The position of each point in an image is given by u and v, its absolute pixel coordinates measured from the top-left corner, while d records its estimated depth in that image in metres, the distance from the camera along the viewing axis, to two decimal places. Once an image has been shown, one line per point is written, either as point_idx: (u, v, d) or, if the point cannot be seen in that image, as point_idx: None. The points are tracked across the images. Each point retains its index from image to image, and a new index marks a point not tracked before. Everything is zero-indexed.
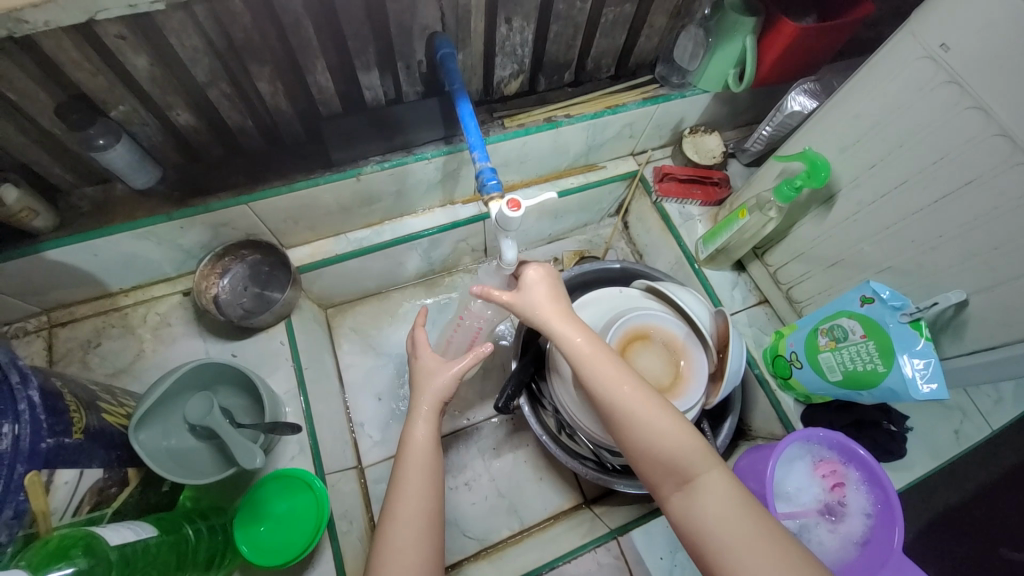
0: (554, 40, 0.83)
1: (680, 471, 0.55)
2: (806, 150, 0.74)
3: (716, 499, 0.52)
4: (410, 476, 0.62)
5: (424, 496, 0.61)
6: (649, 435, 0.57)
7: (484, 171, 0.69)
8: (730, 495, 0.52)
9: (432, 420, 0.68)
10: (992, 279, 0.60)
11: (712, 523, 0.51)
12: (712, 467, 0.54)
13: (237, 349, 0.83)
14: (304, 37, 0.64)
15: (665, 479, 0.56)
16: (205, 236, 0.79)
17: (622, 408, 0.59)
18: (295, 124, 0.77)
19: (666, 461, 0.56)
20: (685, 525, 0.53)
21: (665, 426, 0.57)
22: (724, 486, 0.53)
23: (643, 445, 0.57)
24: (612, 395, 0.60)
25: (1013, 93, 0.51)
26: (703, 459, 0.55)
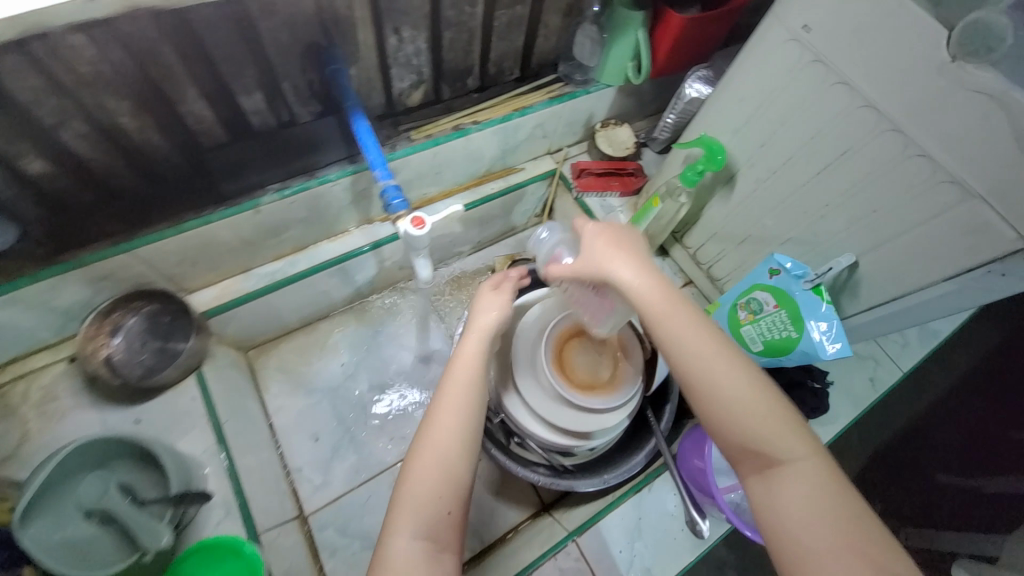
0: (450, 48, 0.81)
1: (766, 450, 0.50)
2: (702, 136, 0.77)
3: (802, 483, 0.48)
4: (454, 388, 0.59)
5: (465, 413, 0.58)
6: (738, 417, 0.51)
7: (388, 189, 0.65)
8: (817, 494, 0.47)
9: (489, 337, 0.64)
10: (874, 239, 0.63)
11: (794, 509, 0.47)
12: (804, 457, 0.49)
13: (141, 413, 0.74)
14: (166, 64, 0.59)
15: (744, 454, 0.51)
16: (85, 294, 0.71)
17: (703, 377, 0.52)
18: (176, 159, 0.70)
19: (751, 436, 0.50)
20: (758, 503, 0.49)
21: (753, 401, 0.51)
22: (816, 478, 0.48)
23: (721, 413, 0.51)
24: (695, 359, 0.52)
25: (870, 67, 0.55)
26: (794, 445, 0.49)
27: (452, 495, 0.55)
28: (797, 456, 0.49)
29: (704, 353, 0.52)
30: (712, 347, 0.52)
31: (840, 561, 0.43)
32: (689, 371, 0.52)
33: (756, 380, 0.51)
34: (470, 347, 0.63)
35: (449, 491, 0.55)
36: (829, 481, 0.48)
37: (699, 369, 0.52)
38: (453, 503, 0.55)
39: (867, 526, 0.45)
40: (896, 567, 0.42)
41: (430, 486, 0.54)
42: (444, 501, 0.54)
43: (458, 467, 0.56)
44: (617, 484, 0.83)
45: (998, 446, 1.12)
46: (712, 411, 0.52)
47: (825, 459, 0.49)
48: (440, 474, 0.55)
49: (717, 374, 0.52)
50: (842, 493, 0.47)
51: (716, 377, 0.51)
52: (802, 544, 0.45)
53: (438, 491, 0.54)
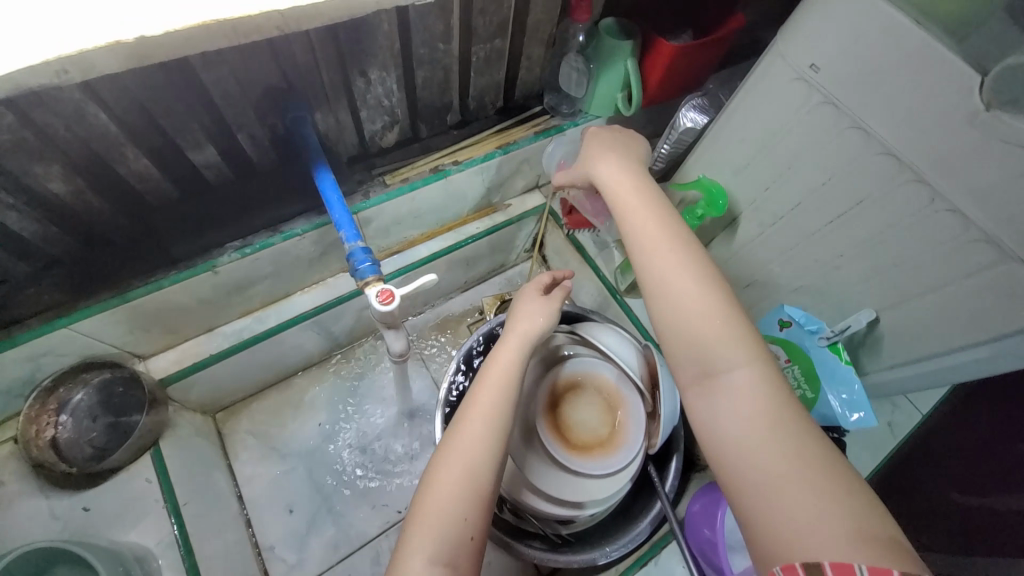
0: (425, 86, 0.75)
1: (712, 356, 0.49)
2: (701, 178, 0.72)
3: (749, 400, 0.46)
4: (483, 387, 0.57)
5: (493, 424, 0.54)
6: (692, 321, 0.50)
7: (355, 253, 0.59)
8: (767, 410, 0.45)
9: (523, 343, 0.63)
10: (897, 296, 0.57)
11: (741, 430, 0.45)
12: (749, 365, 0.47)
13: (90, 501, 0.66)
14: (98, 123, 0.52)
15: (691, 371, 0.50)
16: (23, 372, 0.63)
17: (691, 308, 0.51)
18: (124, 221, 0.63)
19: (704, 352, 0.49)
20: (705, 427, 0.48)
21: (718, 319, 0.50)
22: (760, 388, 0.46)
23: (680, 334, 0.51)
24: (673, 287, 0.52)
25: (889, 112, 0.49)
26: (740, 354, 0.48)
27: (470, 502, 0.50)
28: (738, 364, 0.47)
29: (684, 279, 0.52)
30: (734, 312, 0.51)
31: (796, 488, 0.40)
32: (669, 292, 0.52)
33: (719, 300, 0.51)
34: (507, 356, 0.61)
35: (468, 499, 0.50)
36: (780, 396, 0.46)
37: (657, 283, 0.53)
38: (477, 525, 0.49)
39: (833, 463, 0.41)
40: (866, 522, 0.38)
41: (451, 492, 0.49)
42: (469, 523, 0.49)
43: (480, 482, 0.51)
44: (620, 557, 0.76)
45: None
46: (671, 333, 0.52)
47: (771, 374, 0.47)
48: (459, 486, 0.50)
49: (679, 292, 0.52)
50: (790, 414, 0.45)
51: (704, 309, 0.50)
52: (755, 475, 0.42)
53: (461, 507, 0.49)
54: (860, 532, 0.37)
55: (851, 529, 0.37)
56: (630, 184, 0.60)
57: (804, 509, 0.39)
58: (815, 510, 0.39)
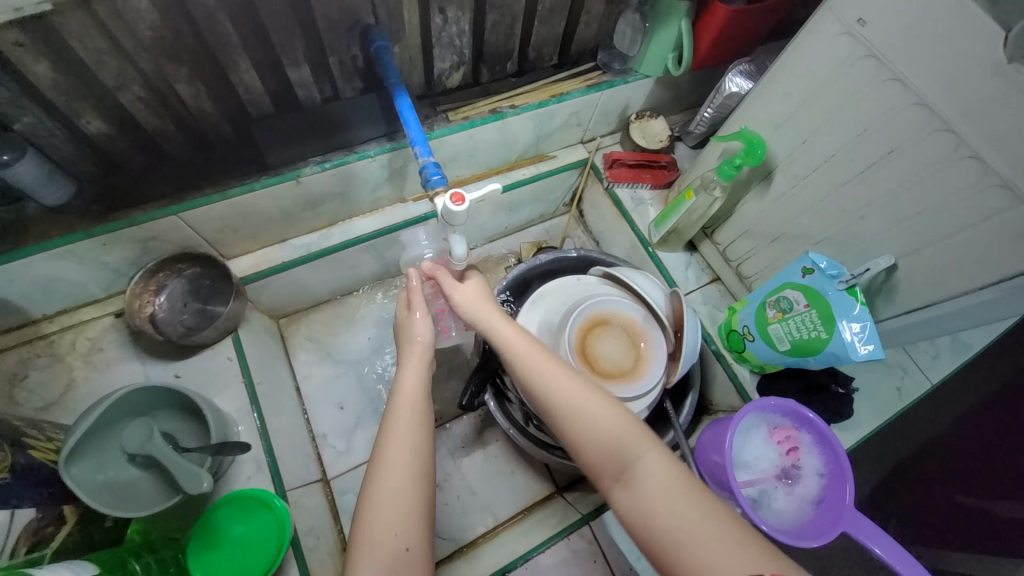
0: (492, 30, 0.81)
1: (616, 450, 0.55)
2: (743, 130, 0.77)
3: (656, 487, 0.52)
4: (393, 442, 0.57)
5: (413, 446, 0.57)
6: (591, 424, 0.57)
7: (427, 166, 0.67)
8: (671, 483, 0.52)
9: (424, 364, 0.66)
10: (916, 243, 0.62)
11: (659, 514, 0.50)
12: (647, 452, 0.55)
13: (180, 369, 0.78)
14: (222, 33, 0.60)
15: (607, 468, 0.55)
16: (134, 252, 0.74)
17: (572, 408, 0.58)
18: (225, 128, 0.73)
19: (609, 452, 0.55)
20: (633, 518, 0.52)
21: (605, 418, 0.57)
22: (659, 471, 0.53)
23: (588, 437, 0.57)
24: (564, 396, 0.59)
25: (926, 65, 0.53)
26: (637, 444, 0.55)
27: (408, 526, 0.54)
28: (642, 454, 0.54)
29: (564, 385, 0.60)
30: (604, 403, 0.58)
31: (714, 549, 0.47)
32: (558, 399, 0.59)
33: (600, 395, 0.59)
34: (410, 374, 0.64)
35: (405, 518, 0.54)
36: (676, 477, 0.53)
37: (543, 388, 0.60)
38: (411, 538, 0.53)
39: (737, 525, 0.48)
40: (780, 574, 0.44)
41: (385, 521, 0.53)
42: (400, 536, 0.53)
43: (412, 496, 0.55)
44: None
45: None
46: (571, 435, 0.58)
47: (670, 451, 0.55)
48: (395, 508, 0.54)
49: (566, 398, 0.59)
50: (685, 478, 0.53)
51: (580, 406, 0.58)
52: (681, 550, 0.48)
53: (392, 527, 0.53)
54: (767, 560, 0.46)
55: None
56: (483, 300, 0.69)
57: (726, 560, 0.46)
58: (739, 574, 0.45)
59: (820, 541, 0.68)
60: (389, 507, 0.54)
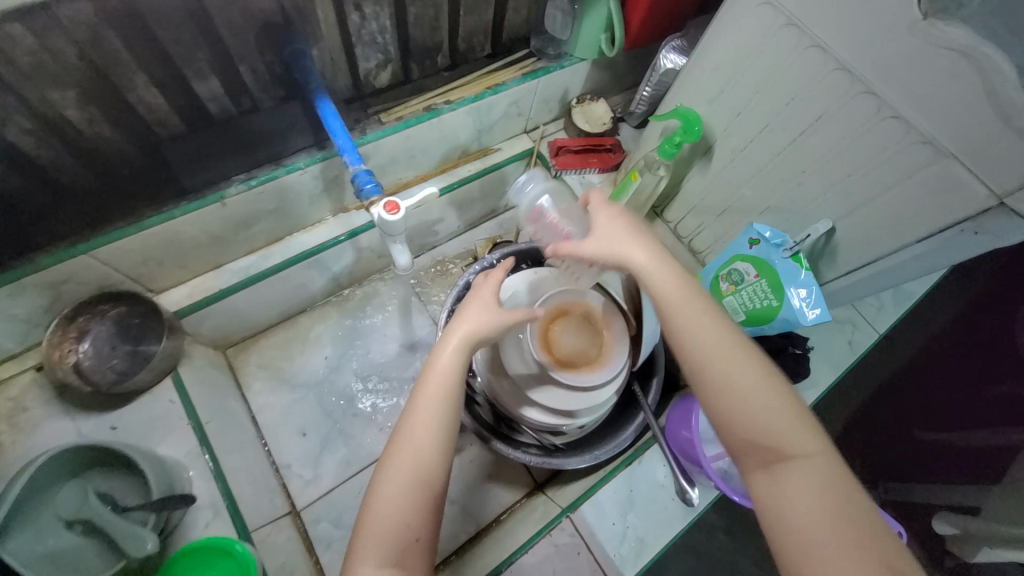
0: (416, 24, 0.77)
1: (777, 442, 0.48)
2: (678, 108, 0.76)
3: (817, 484, 0.46)
4: (426, 407, 0.55)
5: (442, 427, 0.54)
6: (761, 415, 0.49)
7: (360, 174, 0.63)
8: (825, 485, 0.46)
9: (461, 349, 0.58)
10: (851, 204, 0.64)
11: (802, 504, 0.46)
12: (815, 455, 0.48)
13: (117, 419, 0.72)
14: (109, 49, 0.54)
15: (753, 452, 0.49)
16: (45, 299, 0.67)
17: (739, 388, 0.50)
18: (134, 154, 0.66)
19: (766, 438, 0.49)
20: (766, 501, 0.48)
21: (776, 405, 0.49)
22: (821, 475, 0.47)
23: (744, 423, 0.49)
24: (728, 373, 0.50)
25: (844, 29, 0.54)
26: (811, 441, 0.48)
27: (420, 516, 0.52)
28: (802, 451, 0.48)
29: (728, 360, 0.51)
30: (777, 391, 0.50)
31: (847, 551, 0.43)
32: (717, 374, 0.50)
33: (760, 366, 0.51)
34: (447, 358, 0.58)
35: (414, 511, 0.52)
36: (840, 481, 0.47)
37: (706, 355, 0.51)
38: (421, 529, 0.52)
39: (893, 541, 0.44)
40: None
41: (396, 510, 0.51)
42: (411, 527, 0.51)
43: (428, 482, 0.53)
44: (608, 458, 0.84)
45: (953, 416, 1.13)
46: (715, 402, 0.51)
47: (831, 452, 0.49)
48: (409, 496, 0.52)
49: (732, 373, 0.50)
50: (837, 472, 0.47)
51: (750, 383, 0.50)
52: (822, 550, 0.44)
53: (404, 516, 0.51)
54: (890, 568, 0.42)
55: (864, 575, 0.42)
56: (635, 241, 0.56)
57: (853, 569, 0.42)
58: None
59: None
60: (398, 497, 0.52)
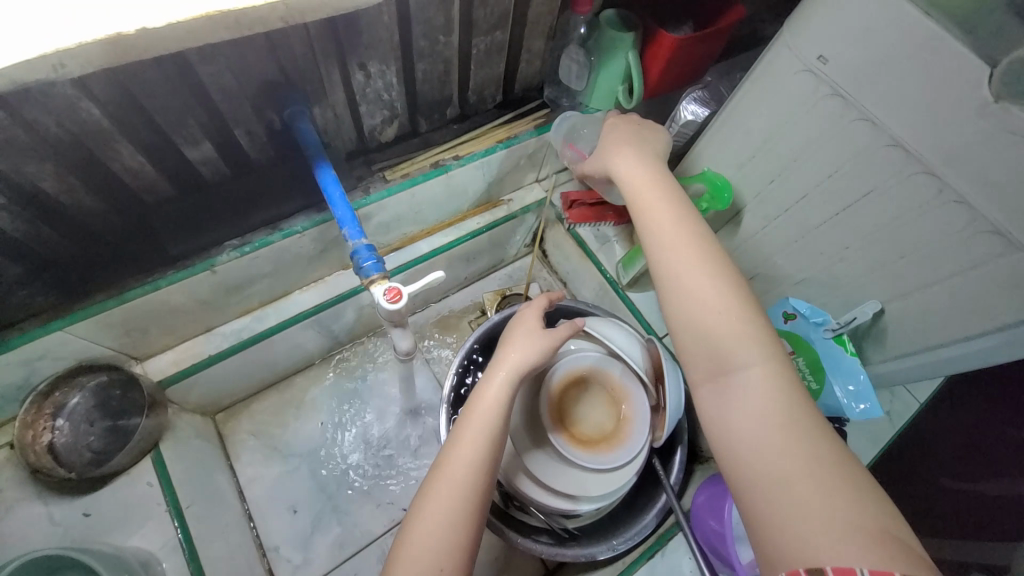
0: (424, 80, 0.73)
1: (729, 356, 0.48)
2: (704, 171, 0.71)
3: (760, 399, 0.45)
4: (467, 429, 0.53)
5: (480, 448, 0.51)
6: (717, 322, 0.49)
7: (360, 249, 0.58)
8: (769, 398, 0.45)
9: (512, 372, 0.57)
10: (903, 286, 0.57)
11: (750, 431, 0.44)
12: (761, 364, 0.46)
13: (91, 505, 0.66)
14: (91, 119, 0.50)
15: (708, 367, 0.49)
16: (17, 376, 0.62)
17: (706, 319, 0.50)
18: (118, 221, 0.62)
19: (713, 346, 0.49)
20: (714, 422, 0.47)
21: (739, 330, 0.48)
22: (772, 388, 0.45)
23: (693, 333, 0.50)
24: (690, 297, 0.51)
25: (898, 105, 0.49)
26: (754, 351, 0.47)
27: (451, 555, 0.46)
28: (753, 364, 0.46)
29: (699, 295, 0.51)
30: (747, 326, 0.48)
31: (801, 482, 0.40)
32: (688, 309, 0.51)
33: (736, 300, 0.50)
34: (493, 385, 0.56)
35: (446, 547, 0.47)
36: (797, 410, 0.44)
37: (673, 282, 0.52)
38: (455, 573, 0.46)
39: (855, 483, 0.39)
40: (901, 550, 0.35)
41: (427, 545, 0.47)
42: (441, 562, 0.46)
43: (461, 512, 0.48)
44: (627, 549, 0.77)
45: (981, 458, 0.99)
46: (670, 311, 0.53)
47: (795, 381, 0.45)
48: (439, 526, 0.47)
49: (698, 289, 0.51)
50: (800, 402, 0.44)
51: (712, 315, 0.50)
52: (760, 472, 0.42)
53: (434, 550, 0.46)
54: (883, 534, 0.36)
55: (819, 517, 0.38)
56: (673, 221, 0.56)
57: (808, 506, 0.38)
58: (833, 519, 0.37)
59: None
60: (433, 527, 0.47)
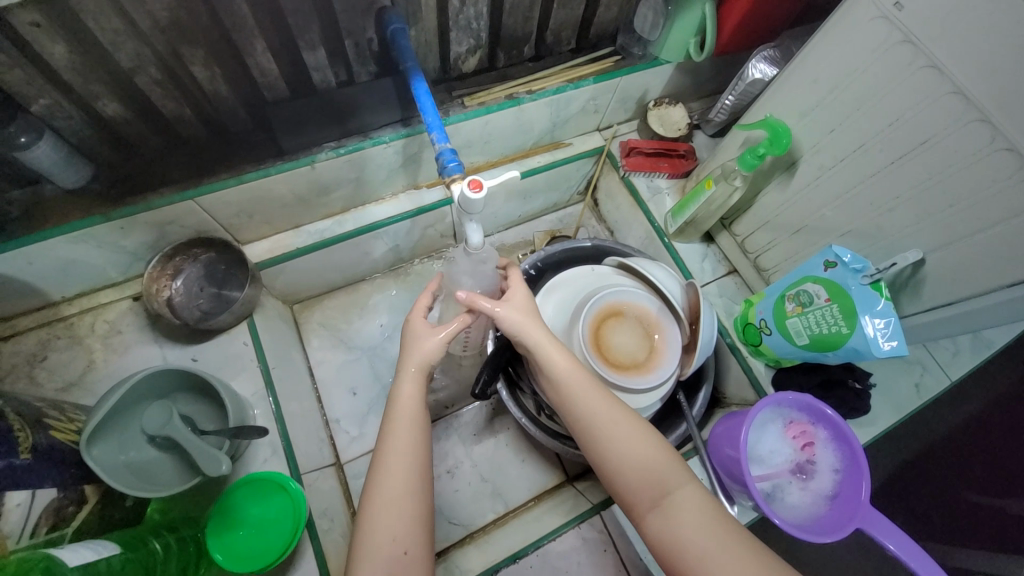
0: (510, 13, 0.79)
1: (657, 476, 0.58)
2: (767, 118, 0.74)
3: (692, 508, 0.55)
4: (397, 435, 0.60)
5: (412, 450, 0.59)
6: (634, 451, 0.60)
7: (444, 152, 0.66)
8: (701, 506, 0.55)
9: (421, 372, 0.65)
10: (947, 236, 0.60)
11: (689, 532, 0.54)
12: (685, 482, 0.58)
13: (197, 353, 0.79)
14: (239, 15, 0.60)
15: (643, 493, 0.58)
16: (151, 236, 0.74)
17: (618, 441, 0.61)
18: (240, 111, 0.72)
19: (643, 472, 0.58)
20: (661, 537, 0.55)
21: (648, 448, 0.60)
22: (697, 499, 0.56)
23: (623, 464, 0.60)
24: (609, 426, 0.61)
25: (965, 50, 0.51)
26: (678, 472, 0.58)
27: (406, 531, 0.55)
28: (679, 481, 0.57)
29: (609, 419, 0.62)
30: (655, 443, 0.60)
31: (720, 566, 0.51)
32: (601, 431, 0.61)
33: (642, 425, 0.62)
34: (406, 385, 0.64)
35: (407, 527, 0.55)
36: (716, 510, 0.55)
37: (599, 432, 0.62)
38: (408, 542, 0.54)
39: (769, 552, 0.52)
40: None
41: (386, 527, 0.55)
42: (399, 541, 0.54)
43: (410, 502, 0.56)
44: None
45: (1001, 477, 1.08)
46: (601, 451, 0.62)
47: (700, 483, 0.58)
48: (396, 513, 0.55)
49: (611, 424, 0.62)
50: (716, 508, 0.55)
51: (623, 436, 0.61)
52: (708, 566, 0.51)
53: (390, 532, 0.54)
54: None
55: None
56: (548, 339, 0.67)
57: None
58: None
59: (834, 536, 0.67)
60: (388, 512, 0.55)
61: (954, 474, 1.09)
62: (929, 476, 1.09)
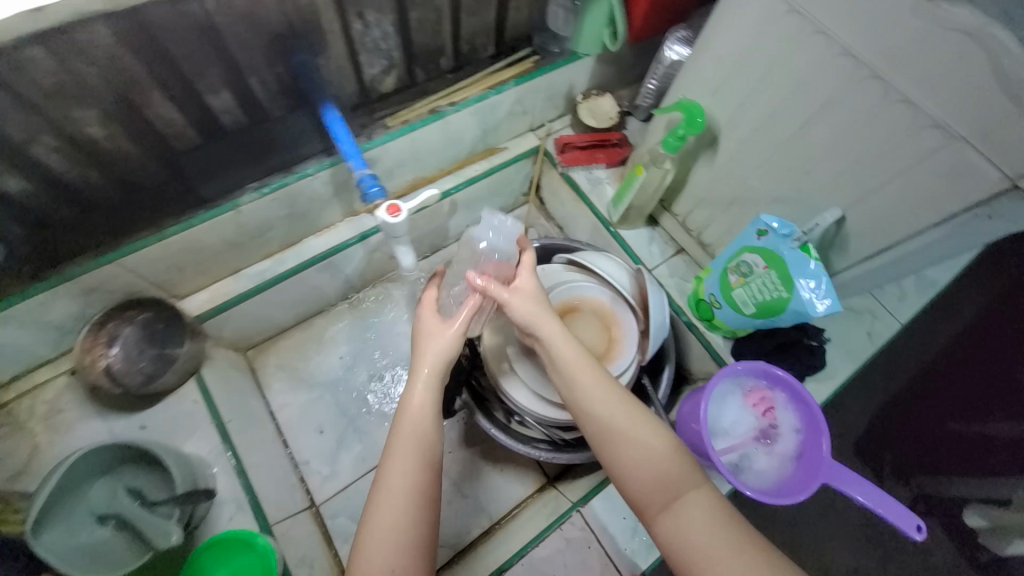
0: (419, 29, 0.79)
1: (670, 481, 0.52)
2: (681, 100, 0.76)
3: (705, 514, 0.50)
4: (398, 458, 0.53)
5: (415, 474, 0.53)
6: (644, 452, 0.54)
7: (365, 179, 0.65)
8: (715, 515, 0.50)
9: (435, 378, 0.59)
10: (861, 192, 0.62)
11: (698, 540, 0.49)
12: (699, 485, 0.52)
13: (146, 419, 0.77)
14: (127, 70, 0.58)
15: (655, 496, 0.52)
16: (76, 308, 0.71)
17: (629, 440, 0.55)
18: (153, 166, 0.69)
19: (655, 475, 0.53)
20: (672, 543, 0.50)
21: (660, 446, 0.54)
22: (711, 505, 0.51)
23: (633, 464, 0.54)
24: (620, 425, 0.56)
25: (846, 14, 0.53)
26: (691, 475, 0.53)
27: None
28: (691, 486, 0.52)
29: (621, 417, 0.56)
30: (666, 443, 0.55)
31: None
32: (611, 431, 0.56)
33: (652, 424, 0.56)
34: (419, 390, 0.57)
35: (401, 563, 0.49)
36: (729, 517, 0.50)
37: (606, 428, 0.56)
38: None
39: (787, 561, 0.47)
40: None
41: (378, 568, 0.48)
42: None
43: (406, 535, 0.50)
44: None
45: (975, 403, 1.11)
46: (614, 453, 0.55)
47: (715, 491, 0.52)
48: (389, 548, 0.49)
49: (621, 422, 0.56)
50: (731, 516, 0.50)
51: (635, 435, 0.55)
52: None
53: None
54: None
55: None
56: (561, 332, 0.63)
57: None
58: None
59: (802, 494, 0.68)
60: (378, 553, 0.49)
61: (931, 408, 1.11)
62: (910, 415, 1.11)
